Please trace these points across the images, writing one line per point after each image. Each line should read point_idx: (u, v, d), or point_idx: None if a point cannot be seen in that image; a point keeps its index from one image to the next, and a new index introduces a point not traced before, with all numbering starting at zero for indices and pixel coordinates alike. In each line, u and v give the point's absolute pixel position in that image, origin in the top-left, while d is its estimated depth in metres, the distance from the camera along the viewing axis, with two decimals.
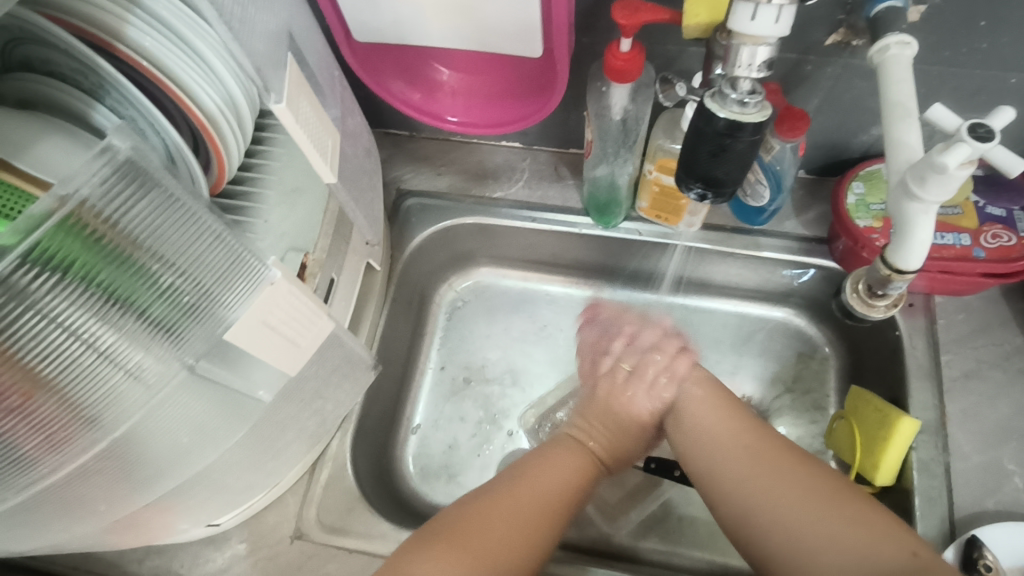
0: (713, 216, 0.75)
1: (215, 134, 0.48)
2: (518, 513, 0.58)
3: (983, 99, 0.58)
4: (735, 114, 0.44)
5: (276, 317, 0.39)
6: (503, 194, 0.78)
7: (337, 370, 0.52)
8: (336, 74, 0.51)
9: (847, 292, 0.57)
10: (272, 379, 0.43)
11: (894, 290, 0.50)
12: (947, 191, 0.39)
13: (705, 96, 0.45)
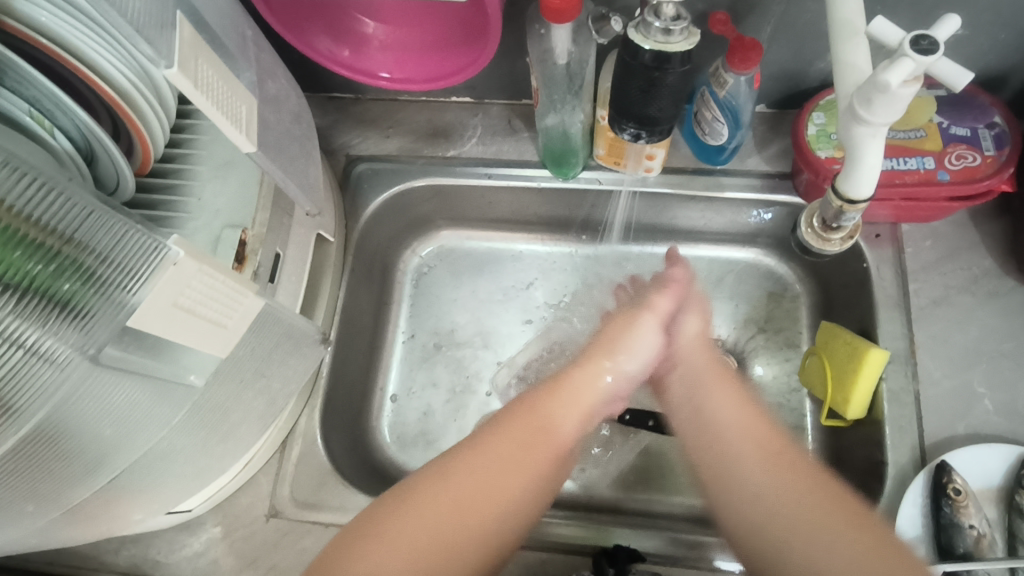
0: (673, 159, 0.72)
1: (133, 114, 0.45)
2: (507, 468, 0.51)
3: (940, 13, 0.55)
4: (660, 43, 0.42)
5: (191, 299, 0.36)
6: (457, 152, 0.75)
7: (281, 346, 0.50)
8: (251, 35, 0.48)
9: (802, 228, 0.56)
10: (203, 363, 0.42)
11: (848, 221, 0.48)
12: (895, 111, 0.37)
13: (629, 26, 0.43)
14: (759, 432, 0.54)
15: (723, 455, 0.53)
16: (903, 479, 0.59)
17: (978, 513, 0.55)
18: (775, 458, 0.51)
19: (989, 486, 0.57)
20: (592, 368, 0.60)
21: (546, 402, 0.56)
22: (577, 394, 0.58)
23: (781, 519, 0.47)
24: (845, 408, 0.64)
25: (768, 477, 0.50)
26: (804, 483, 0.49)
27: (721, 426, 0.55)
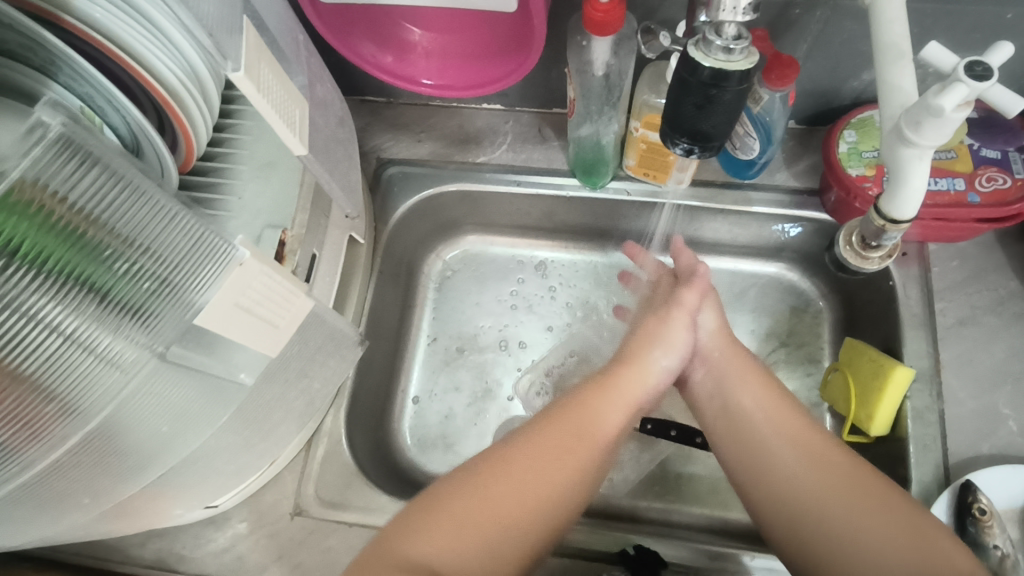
0: (702, 171, 0.73)
1: (179, 110, 0.46)
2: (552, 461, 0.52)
3: (978, 37, 0.56)
4: (721, 62, 0.41)
5: (250, 299, 0.38)
6: (487, 159, 0.76)
7: (323, 348, 0.51)
8: (302, 39, 0.49)
9: (840, 245, 0.57)
10: (252, 363, 0.43)
11: (886, 240, 0.49)
12: (943, 134, 0.37)
13: (688, 45, 0.42)
14: (814, 444, 0.53)
15: (780, 472, 0.53)
16: (927, 497, 0.59)
17: (1001, 534, 0.56)
18: (829, 472, 0.51)
19: (1013, 506, 0.58)
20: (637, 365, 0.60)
21: (589, 404, 0.56)
22: (615, 402, 0.57)
23: (842, 534, 0.48)
24: (869, 425, 0.64)
25: (834, 493, 0.50)
26: (869, 503, 0.49)
27: (776, 445, 0.54)
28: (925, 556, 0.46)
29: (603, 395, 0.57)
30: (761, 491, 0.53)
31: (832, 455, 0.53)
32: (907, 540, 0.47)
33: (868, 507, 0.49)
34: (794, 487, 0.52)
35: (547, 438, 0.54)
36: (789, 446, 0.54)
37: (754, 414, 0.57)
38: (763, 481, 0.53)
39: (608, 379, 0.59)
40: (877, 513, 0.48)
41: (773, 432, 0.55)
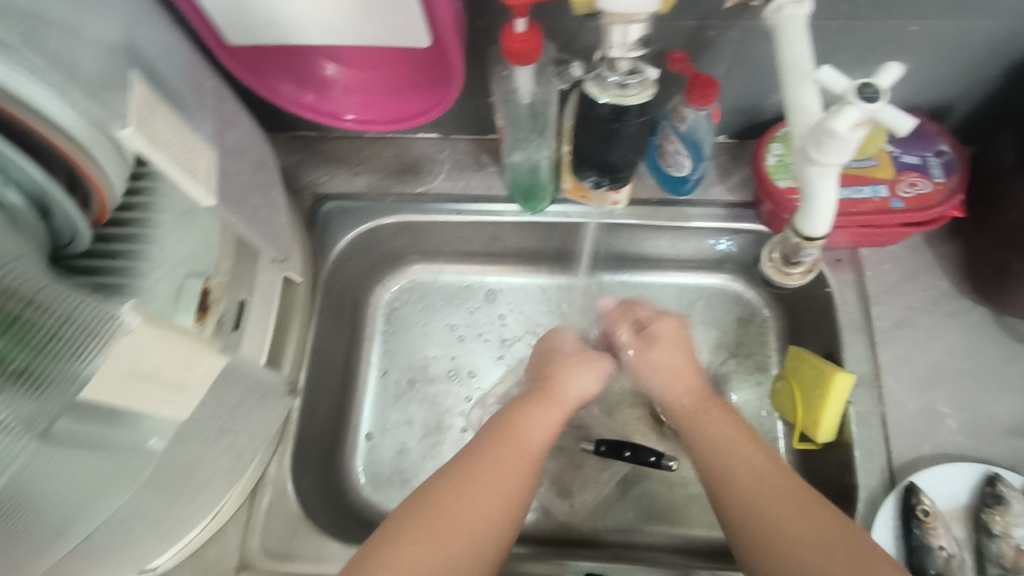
0: (639, 190, 0.74)
1: (94, 168, 0.40)
2: (487, 494, 0.54)
3: (884, 50, 0.58)
4: (617, 95, 0.48)
5: (147, 365, 0.36)
6: (425, 189, 0.75)
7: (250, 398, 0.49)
8: (210, 84, 0.48)
9: (764, 259, 0.57)
10: (165, 427, 0.41)
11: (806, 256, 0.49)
12: (845, 152, 0.38)
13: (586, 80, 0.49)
14: (767, 472, 0.56)
15: (733, 481, 0.56)
16: (874, 501, 0.60)
17: (946, 534, 0.57)
18: (767, 496, 0.54)
19: (956, 505, 0.59)
20: (553, 411, 0.62)
21: (516, 447, 0.58)
22: (541, 431, 0.60)
23: (772, 542, 0.52)
24: (815, 431, 0.65)
25: (779, 503, 0.53)
26: (801, 512, 0.52)
27: (736, 468, 0.57)
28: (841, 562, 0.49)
29: (531, 426, 0.60)
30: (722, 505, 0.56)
31: (782, 480, 0.55)
32: (834, 549, 0.50)
33: (799, 517, 0.52)
34: (752, 500, 0.54)
35: (473, 489, 0.54)
36: (745, 470, 0.56)
37: (724, 456, 0.58)
38: (728, 485, 0.56)
39: (533, 402, 0.62)
40: (809, 519, 0.52)
41: (736, 465, 0.57)
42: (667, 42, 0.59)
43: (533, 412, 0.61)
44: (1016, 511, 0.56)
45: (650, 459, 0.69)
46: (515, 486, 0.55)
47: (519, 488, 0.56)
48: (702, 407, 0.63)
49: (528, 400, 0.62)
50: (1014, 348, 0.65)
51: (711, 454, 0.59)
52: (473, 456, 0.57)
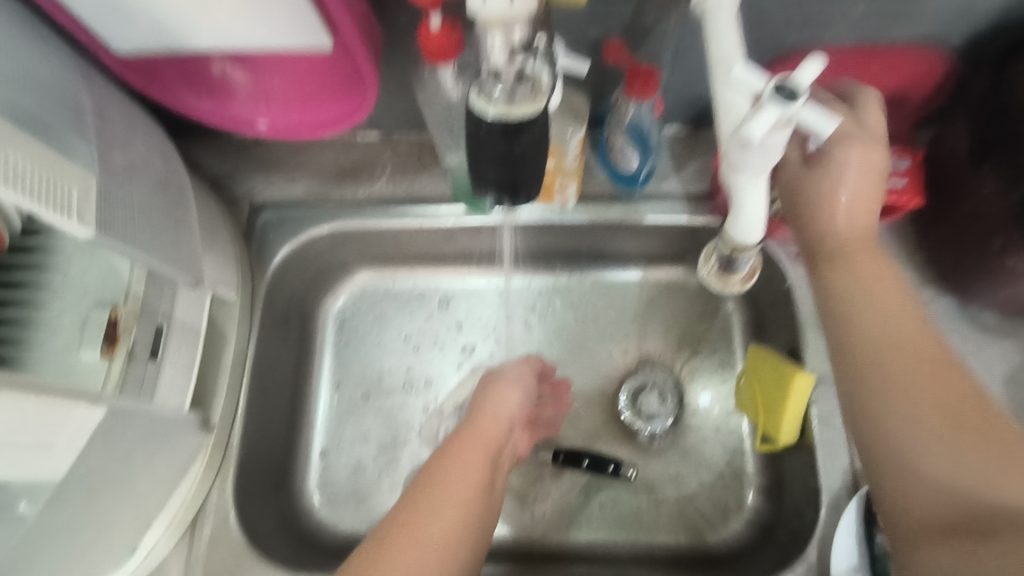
0: (591, 186, 0.70)
1: None
2: (424, 537, 0.49)
3: (834, 30, 0.54)
4: (506, 110, 0.31)
5: None
6: (366, 193, 0.72)
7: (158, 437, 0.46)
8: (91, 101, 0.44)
9: (702, 269, 0.52)
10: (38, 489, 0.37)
11: (744, 266, 0.46)
12: (769, 156, 0.35)
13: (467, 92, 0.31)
14: (915, 339, 0.46)
15: (869, 351, 0.46)
16: (837, 505, 0.58)
17: None
18: (936, 367, 0.44)
19: None
20: (482, 437, 0.58)
21: (448, 475, 0.54)
22: (473, 460, 0.56)
23: (918, 401, 0.43)
24: (776, 434, 0.62)
25: (894, 366, 0.45)
26: (913, 381, 0.44)
27: (906, 326, 0.46)
28: (966, 441, 0.40)
29: (462, 454, 0.56)
30: (849, 363, 0.47)
31: (934, 362, 0.44)
32: (946, 413, 0.42)
33: (940, 391, 0.43)
34: (893, 358, 0.45)
35: (415, 526, 0.50)
36: (901, 346, 0.45)
37: (854, 289, 0.49)
38: (887, 340, 0.46)
39: (460, 438, 0.58)
40: (927, 399, 0.43)
41: (897, 322, 0.47)
42: (603, 30, 0.54)
43: (461, 439, 0.58)
44: None
45: (609, 469, 0.67)
46: (451, 526, 0.51)
47: (455, 529, 0.51)
48: (846, 253, 0.50)
49: (455, 438, 0.58)
50: (981, 338, 0.62)
51: (862, 321, 0.47)
52: (407, 498, 0.52)
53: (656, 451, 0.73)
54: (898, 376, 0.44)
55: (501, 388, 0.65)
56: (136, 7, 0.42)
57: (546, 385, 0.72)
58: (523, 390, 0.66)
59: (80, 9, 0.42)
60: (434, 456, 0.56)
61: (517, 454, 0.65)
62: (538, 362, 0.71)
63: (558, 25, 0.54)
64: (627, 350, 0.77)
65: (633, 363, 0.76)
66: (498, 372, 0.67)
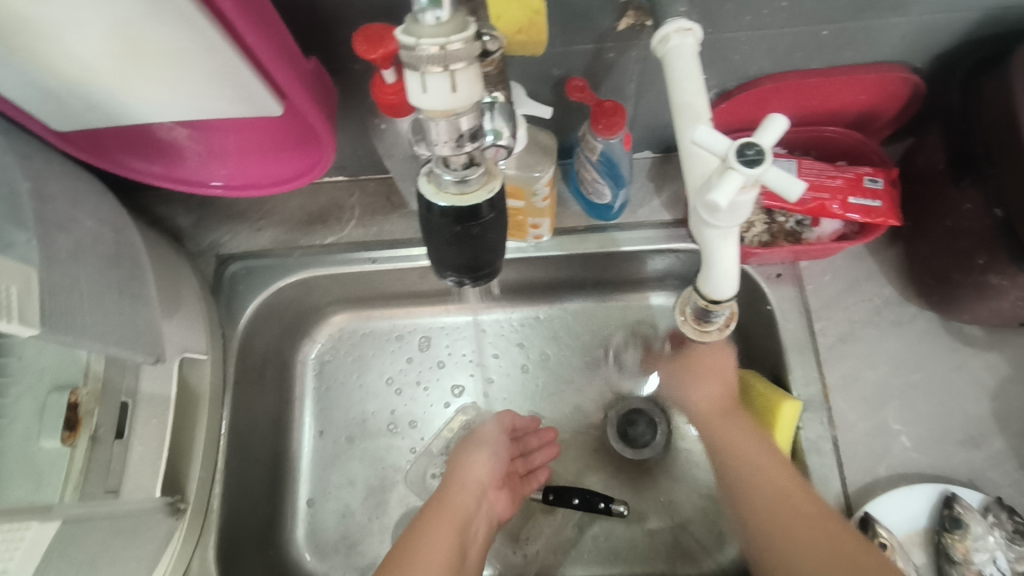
0: (564, 218, 0.69)
1: None
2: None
3: (800, 55, 0.53)
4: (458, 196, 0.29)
5: None
6: (335, 238, 0.70)
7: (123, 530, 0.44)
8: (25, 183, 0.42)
9: (677, 316, 0.51)
10: None
11: (718, 315, 0.46)
12: (738, 216, 0.33)
13: (419, 174, 0.30)
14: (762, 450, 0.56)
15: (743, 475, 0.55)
16: None
17: (906, 566, 0.54)
18: (778, 469, 0.54)
19: (915, 530, 0.56)
20: (453, 506, 0.59)
21: (424, 551, 0.53)
22: (442, 531, 0.56)
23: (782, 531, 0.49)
24: None
25: (773, 525, 0.50)
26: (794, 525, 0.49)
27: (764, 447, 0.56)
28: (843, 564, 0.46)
29: (432, 526, 0.56)
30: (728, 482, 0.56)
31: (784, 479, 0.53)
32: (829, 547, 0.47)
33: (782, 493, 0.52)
34: (764, 500, 0.52)
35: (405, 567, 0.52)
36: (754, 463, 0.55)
37: (740, 449, 0.56)
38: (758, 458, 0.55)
39: (431, 514, 0.58)
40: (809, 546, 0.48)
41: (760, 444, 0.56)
42: (564, 68, 0.53)
43: (435, 512, 0.58)
44: (974, 533, 0.54)
45: (601, 506, 0.66)
46: None
47: None
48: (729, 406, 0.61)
49: (425, 514, 0.58)
50: (964, 352, 0.62)
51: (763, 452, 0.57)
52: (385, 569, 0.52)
53: (647, 479, 0.71)
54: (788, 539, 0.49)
55: (469, 454, 0.66)
56: (67, 87, 0.39)
57: (534, 436, 0.71)
58: (495, 456, 0.67)
59: (7, 92, 0.40)
60: (406, 532, 0.56)
61: (495, 519, 0.64)
62: (509, 418, 0.71)
63: (518, 66, 0.53)
64: (612, 378, 0.76)
65: (619, 391, 0.75)
66: (477, 434, 0.69)
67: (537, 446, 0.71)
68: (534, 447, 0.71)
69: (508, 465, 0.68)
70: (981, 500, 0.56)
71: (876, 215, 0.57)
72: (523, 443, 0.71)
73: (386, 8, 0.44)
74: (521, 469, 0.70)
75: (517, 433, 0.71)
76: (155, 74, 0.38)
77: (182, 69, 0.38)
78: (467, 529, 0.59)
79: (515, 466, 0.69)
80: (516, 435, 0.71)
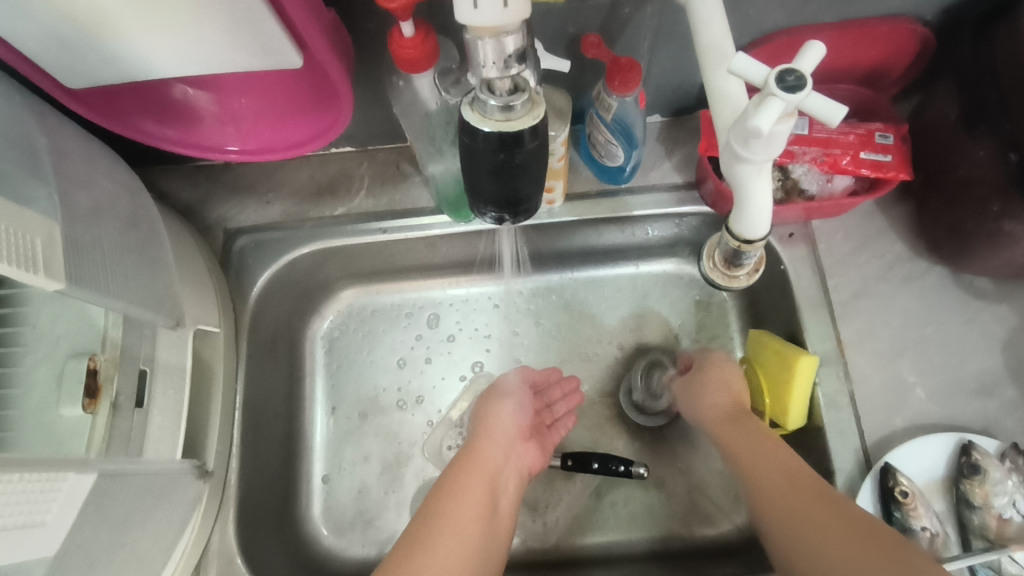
0: (576, 183, 0.68)
1: None
2: (445, 537, 0.53)
3: (813, 8, 0.53)
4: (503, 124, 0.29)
5: None
6: (345, 209, 0.69)
7: (145, 496, 0.44)
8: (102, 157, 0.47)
9: (706, 264, 0.54)
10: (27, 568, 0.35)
11: (747, 259, 0.47)
12: (775, 149, 0.34)
13: (461, 104, 0.30)
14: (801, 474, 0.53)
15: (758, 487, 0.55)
16: (851, 486, 0.58)
17: (927, 513, 0.55)
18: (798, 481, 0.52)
19: (934, 479, 0.57)
20: (480, 462, 0.60)
21: (456, 504, 0.56)
22: (471, 486, 0.58)
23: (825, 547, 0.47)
24: (785, 419, 0.61)
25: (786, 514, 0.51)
26: (822, 528, 0.48)
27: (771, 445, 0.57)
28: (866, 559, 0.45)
29: (460, 480, 0.58)
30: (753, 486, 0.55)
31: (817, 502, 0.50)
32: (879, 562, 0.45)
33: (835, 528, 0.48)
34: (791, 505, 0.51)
35: (440, 520, 0.54)
36: (779, 476, 0.53)
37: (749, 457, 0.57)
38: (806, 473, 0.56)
39: (460, 469, 0.59)
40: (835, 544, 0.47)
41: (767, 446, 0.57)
42: (580, 24, 0.52)
43: (462, 467, 0.60)
44: (993, 478, 0.55)
45: (620, 469, 0.66)
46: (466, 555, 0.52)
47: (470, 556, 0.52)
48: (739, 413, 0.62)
49: (455, 469, 0.60)
50: (975, 305, 0.63)
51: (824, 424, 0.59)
52: (422, 519, 0.54)
53: (663, 444, 0.72)
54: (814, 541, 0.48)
55: (493, 407, 0.67)
56: (86, 41, 0.39)
57: (555, 388, 0.72)
58: (521, 406, 0.68)
59: (26, 47, 0.39)
60: (439, 485, 0.58)
61: (529, 469, 0.66)
62: (529, 371, 0.72)
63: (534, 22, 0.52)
64: (625, 346, 0.76)
65: (634, 359, 0.75)
66: (499, 386, 0.70)
67: (559, 397, 0.71)
68: (556, 398, 0.71)
69: (536, 414, 0.70)
70: (998, 446, 0.56)
71: (880, 168, 0.57)
72: (546, 395, 0.71)
73: None
74: (547, 418, 0.70)
75: (539, 385, 0.71)
76: (175, 24, 0.38)
77: (200, 19, 0.37)
78: (499, 481, 0.60)
79: (542, 417, 0.69)
80: (539, 387, 0.71)
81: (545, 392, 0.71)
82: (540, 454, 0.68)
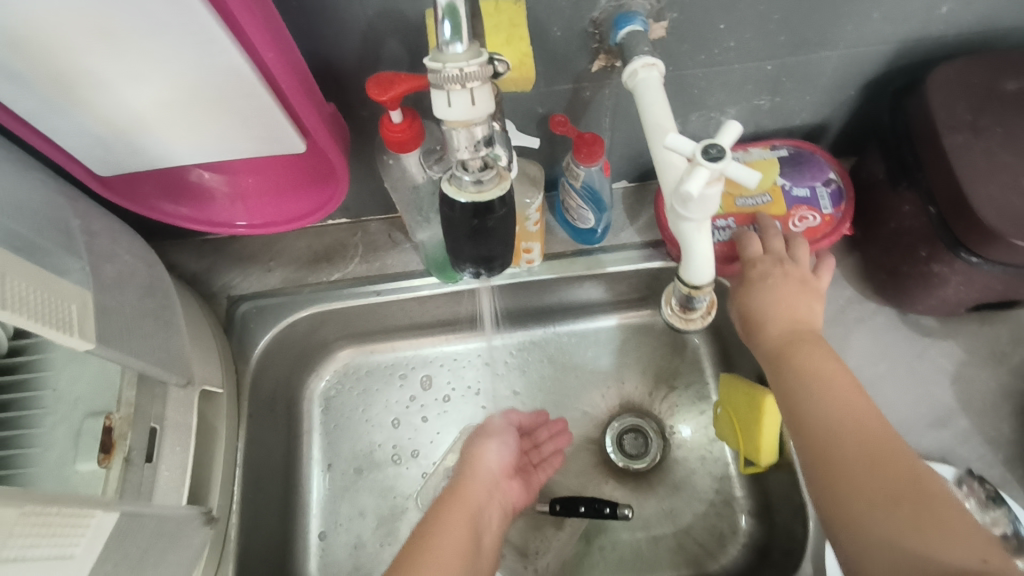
0: (553, 244, 0.75)
1: None
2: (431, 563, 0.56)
3: (749, 87, 0.61)
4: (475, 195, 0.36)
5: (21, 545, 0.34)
6: (341, 275, 0.75)
7: (156, 540, 0.47)
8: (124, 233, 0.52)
9: (664, 310, 0.57)
10: None
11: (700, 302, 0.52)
12: (709, 208, 0.40)
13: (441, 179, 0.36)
14: (879, 430, 0.50)
15: (825, 428, 0.51)
16: None
17: None
18: (873, 441, 0.49)
19: None
20: (464, 496, 0.64)
21: (437, 539, 0.58)
22: (453, 521, 0.60)
23: (888, 499, 0.45)
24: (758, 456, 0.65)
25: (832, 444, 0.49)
26: (877, 481, 0.46)
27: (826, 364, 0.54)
28: (904, 516, 0.44)
29: (444, 514, 0.61)
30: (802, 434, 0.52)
31: (890, 462, 0.47)
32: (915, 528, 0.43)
33: (869, 443, 0.48)
34: (839, 440, 0.49)
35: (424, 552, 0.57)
36: (857, 448, 0.48)
37: (812, 401, 0.52)
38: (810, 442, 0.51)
39: (443, 504, 0.63)
40: None
41: (836, 394, 0.52)
42: (547, 106, 0.60)
43: (447, 500, 0.64)
44: None
45: (607, 511, 0.69)
46: None
47: None
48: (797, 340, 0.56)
49: (440, 502, 0.63)
50: (924, 341, 0.68)
51: None
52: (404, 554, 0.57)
53: (647, 488, 0.75)
54: (851, 473, 0.47)
55: (481, 443, 0.71)
56: (119, 136, 0.45)
57: (543, 429, 0.76)
58: (507, 445, 0.72)
59: (67, 142, 0.45)
60: (422, 521, 0.61)
61: (512, 505, 0.69)
62: (516, 415, 0.76)
63: (507, 106, 0.60)
64: (607, 394, 0.80)
65: (616, 407, 0.79)
66: (486, 427, 0.74)
67: (547, 438, 0.75)
68: (543, 438, 0.75)
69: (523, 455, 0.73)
70: (955, 473, 0.60)
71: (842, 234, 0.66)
72: (534, 436, 0.75)
73: (399, 59, 0.51)
74: (534, 458, 0.74)
75: (527, 428, 0.76)
76: (197, 121, 0.44)
77: (220, 117, 0.44)
78: (480, 516, 0.63)
79: (527, 456, 0.73)
80: (527, 430, 0.75)
81: (532, 431, 0.76)
82: (529, 491, 0.71)
